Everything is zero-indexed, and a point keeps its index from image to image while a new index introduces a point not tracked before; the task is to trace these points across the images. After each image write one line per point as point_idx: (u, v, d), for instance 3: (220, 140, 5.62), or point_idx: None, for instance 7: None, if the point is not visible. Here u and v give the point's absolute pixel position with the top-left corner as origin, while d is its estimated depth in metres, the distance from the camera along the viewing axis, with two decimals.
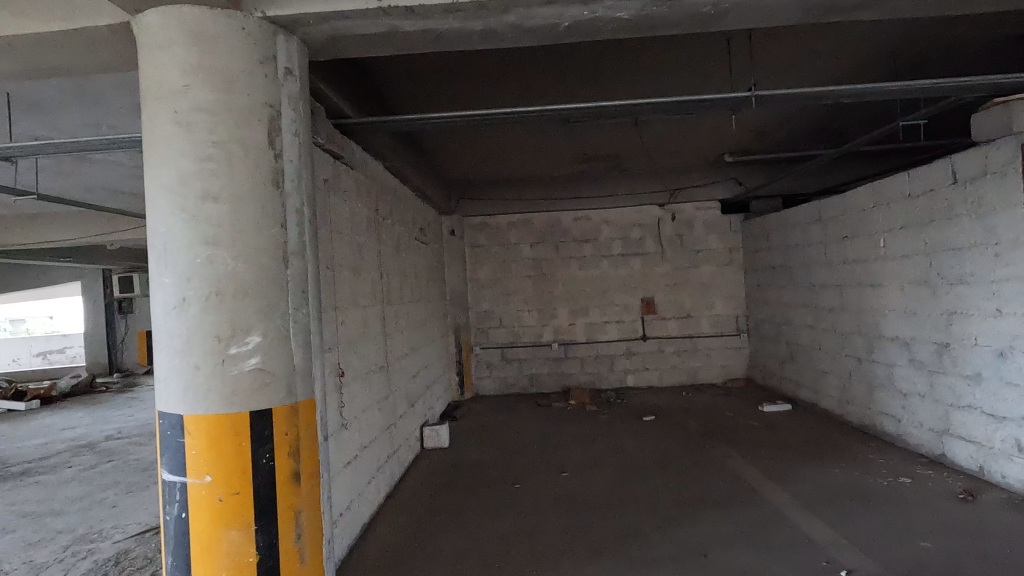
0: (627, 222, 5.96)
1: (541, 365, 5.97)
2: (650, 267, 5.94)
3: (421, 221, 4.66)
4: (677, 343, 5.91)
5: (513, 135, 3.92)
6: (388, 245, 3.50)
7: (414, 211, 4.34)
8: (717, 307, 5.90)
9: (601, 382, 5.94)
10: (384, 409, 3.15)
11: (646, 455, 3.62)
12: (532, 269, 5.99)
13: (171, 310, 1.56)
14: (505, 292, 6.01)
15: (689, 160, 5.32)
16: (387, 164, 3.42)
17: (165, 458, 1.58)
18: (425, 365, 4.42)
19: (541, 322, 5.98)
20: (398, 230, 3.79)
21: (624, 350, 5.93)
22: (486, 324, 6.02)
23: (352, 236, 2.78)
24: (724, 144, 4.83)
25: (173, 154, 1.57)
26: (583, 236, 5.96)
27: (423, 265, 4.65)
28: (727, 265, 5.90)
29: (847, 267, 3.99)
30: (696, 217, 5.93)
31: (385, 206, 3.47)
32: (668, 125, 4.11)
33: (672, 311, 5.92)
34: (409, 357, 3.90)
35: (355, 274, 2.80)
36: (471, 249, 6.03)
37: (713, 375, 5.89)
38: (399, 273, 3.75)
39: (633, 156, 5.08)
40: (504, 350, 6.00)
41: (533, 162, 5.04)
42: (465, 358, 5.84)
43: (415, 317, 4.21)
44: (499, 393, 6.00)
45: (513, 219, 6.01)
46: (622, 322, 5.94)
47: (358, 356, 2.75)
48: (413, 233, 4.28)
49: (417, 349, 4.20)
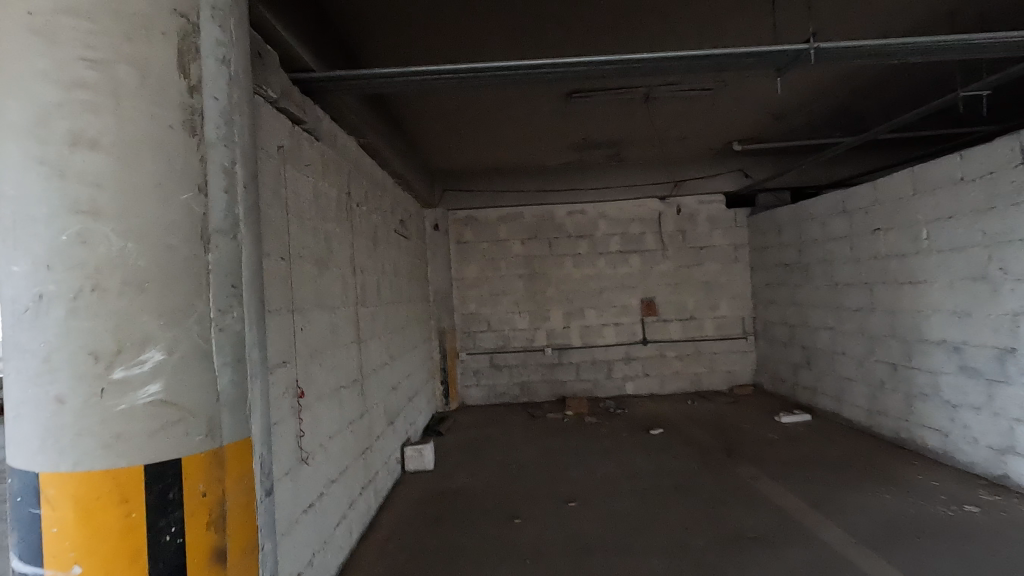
0: (625, 216, 5.51)
1: (532, 372, 5.49)
2: (650, 266, 5.50)
3: (402, 213, 4.15)
4: (679, 348, 5.48)
5: (507, 108, 3.44)
6: (363, 237, 2.98)
7: (393, 200, 3.83)
8: (722, 308, 5.48)
9: (598, 390, 5.48)
10: (357, 433, 2.63)
11: (662, 479, 3.15)
12: (523, 267, 5.50)
13: (24, 314, 1.03)
14: (494, 292, 5.51)
15: (695, 148, 4.89)
16: (362, 139, 2.91)
17: (19, 536, 1.05)
18: (406, 375, 3.91)
19: (533, 325, 5.49)
20: (374, 220, 3.26)
21: (623, 355, 5.48)
22: (472, 328, 5.51)
23: (317, 221, 2.27)
24: (737, 130, 4.41)
25: (27, 78, 1.04)
26: (579, 232, 5.50)
27: (404, 262, 4.13)
28: (732, 262, 5.49)
29: (878, 262, 3.59)
30: (699, 211, 5.51)
31: (358, 190, 2.95)
32: (680, 103, 3.67)
33: (674, 313, 5.49)
34: (388, 367, 3.37)
35: (321, 269, 2.28)
36: (456, 245, 5.53)
37: (718, 381, 5.48)
38: (375, 269, 3.23)
39: (636, 143, 4.64)
40: (493, 356, 5.50)
41: (526, 148, 4.57)
42: (450, 365, 5.34)
43: (395, 320, 3.69)
44: (487, 403, 5.50)
45: (501, 213, 5.52)
46: (621, 325, 5.49)
47: (325, 369, 2.23)
48: (392, 225, 3.76)
49: (397, 356, 3.68)
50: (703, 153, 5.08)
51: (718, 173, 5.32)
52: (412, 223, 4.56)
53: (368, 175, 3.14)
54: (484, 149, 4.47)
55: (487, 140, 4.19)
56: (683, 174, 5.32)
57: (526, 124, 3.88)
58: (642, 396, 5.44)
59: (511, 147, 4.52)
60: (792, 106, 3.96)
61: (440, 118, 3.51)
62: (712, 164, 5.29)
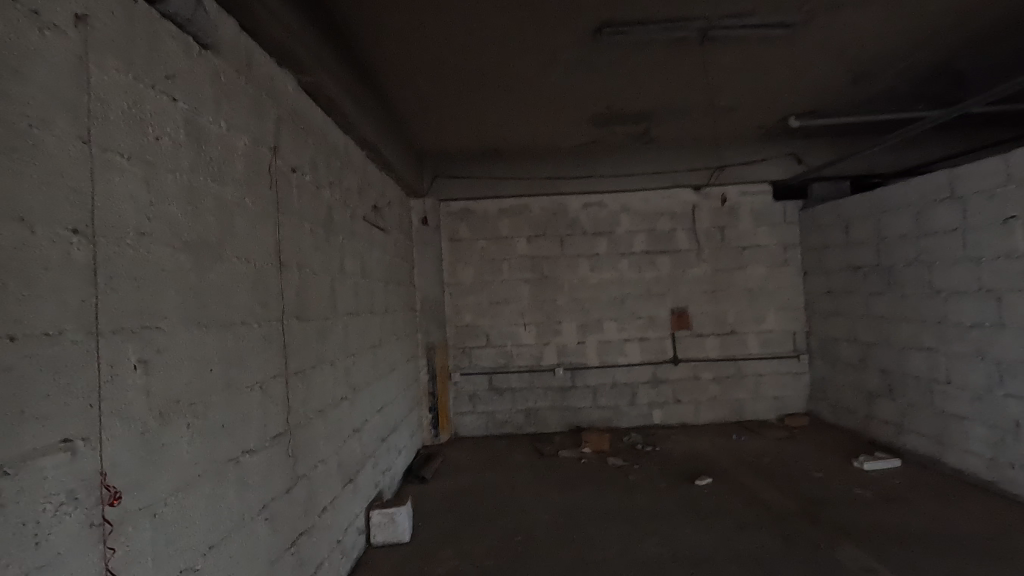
0: (651, 210, 4.60)
1: (540, 397, 4.55)
2: (682, 269, 4.57)
3: (376, 197, 3.23)
4: (717, 370, 4.54)
5: (514, 47, 2.56)
6: (305, 218, 2.06)
7: (361, 177, 2.90)
8: (769, 321, 4.55)
9: (619, 419, 4.54)
10: (281, 517, 1.70)
11: (730, 569, 2.22)
12: (528, 270, 4.57)
13: None
14: (494, 300, 4.58)
15: (742, 123, 3.99)
16: (304, 75, 2.00)
17: None
18: (377, 410, 2.98)
19: (541, 340, 4.56)
20: (327, 197, 2.33)
21: (649, 377, 4.54)
22: (468, 343, 4.57)
23: (197, 178, 1.35)
24: (801, 96, 3.50)
25: None
26: (596, 228, 4.58)
27: (378, 262, 3.21)
28: (780, 266, 4.56)
29: (1012, 262, 2.68)
30: (740, 204, 4.59)
31: (297, 150, 2.03)
32: (741, 48, 2.77)
33: (711, 327, 4.55)
34: (346, 405, 2.44)
35: (205, 259, 1.36)
36: (449, 243, 4.61)
37: (764, 410, 4.53)
38: (328, 265, 2.31)
39: (671, 115, 3.74)
40: (492, 377, 4.55)
41: (535, 121, 3.69)
42: (441, 389, 4.40)
43: (361, 337, 2.76)
44: (485, 435, 4.55)
45: (503, 204, 4.61)
46: (647, 340, 4.55)
47: (202, 431, 1.31)
48: (359, 210, 2.84)
49: (364, 386, 2.75)
50: (749, 131, 4.17)
51: (763, 158, 4.44)
52: (392, 213, 3.65)
53: (316, 132, 2.22)
54: (482, 120, 3.58)
55: (485, 105, 3.29)
56: (721, 159, 4.43)
57: (536, 80, 2.99)
58: (673, 427, 4.50)
59: (516, 120, 3.63)
60: (882, 58, 3.06)
61: (423, 61, 2.62)
62: (755, 147, 4.42)
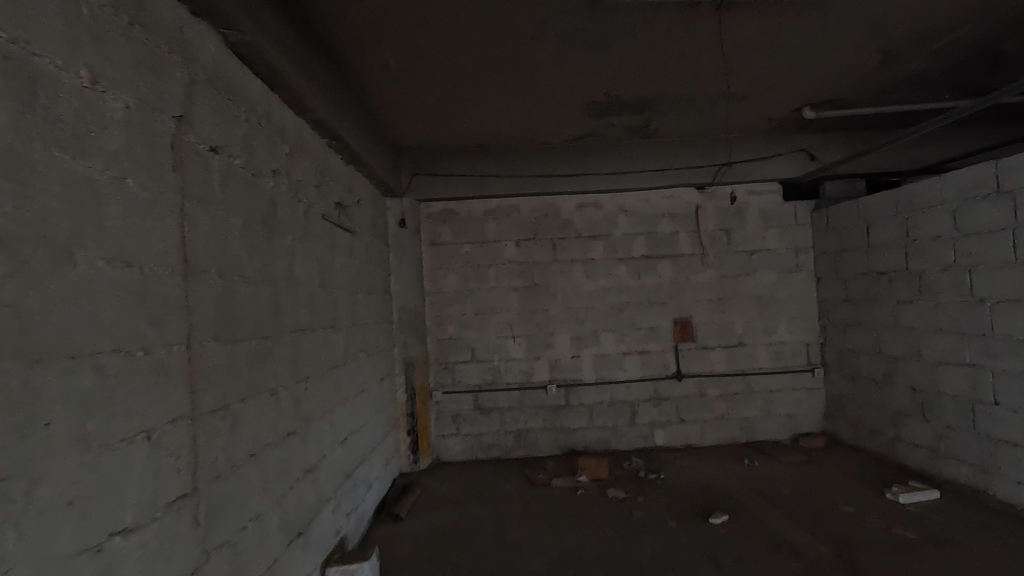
0: (651, 211, 4.21)
1: (530, 418, 4.12)
2: (685, 276, 4.18)
3: (340, 193, 2.81)
4: (725, 386, 4.14)
5: (498, 9, 2.17)
6: (232, 212, 1.63)
7: (320, 168, 2.48)
8: (780, 333, 4.17)
9: (617, 441, 4.12)
10: None
11: None
12: (517, 277, 4.16)
13: None
14: (480, 310, 4.15)
15: (751, 114, 3.62)
16: (233, 31, 1.59)
17: None
18: (340, 443, 2.55)
19: (532, 354, 4.14)
20: (269, 187, 1.91)
21: (650, 395, 4.14)
22: (451, 358, 4.14)
23: (30, 142, 0.93)
24: (819, 81, 3.14)
25: None
26: (591, 231, 4.18)
27: (343, 269, 2.78)
28: (792, 272, 4.18)
29: None
30: (747, 205, 4.22)
31: (223, 125, 1.61)
32: (761, 16, 2.39)
33: (717, 338, 4.16)
34: (295, 442, 2.00)
35: (37, 262, 0.93)
36: (430, 248, 4.19)
37: (776, 430, 4.14)
38: (269, 271, 1.87)
39: (674, 103, 3.37)
40: (478, 396, 4.12)
41: (523, 109, 3.30)
42: (420, 409, 3.96)
43: (319, 358, 2.32)
44: (471, 460, 4.11)
45: (490, 205, 4.20)
46: (647, 354, 4.15)
47: (22, 520, 0.87)
48: (317, 207, 2.42)
49: (322, 417, 2.32)
50: (758, 124, 3.81)
51: (773, 154, 4.07)
52: (362, 213, 3.22)
53: (251, 107, 1.80)
54: (463, 108, 3.18)
55: (466, 88, 2.90)
56: (728, 155, 4.05)
57: (523, 56, 2.60)
58: (677, 450, 4.09)
59: (502, 107, 3.24)
60: (915, 34, 2.70)
61: (391, 28, 2.23)
62: (764, 142, 4.05)
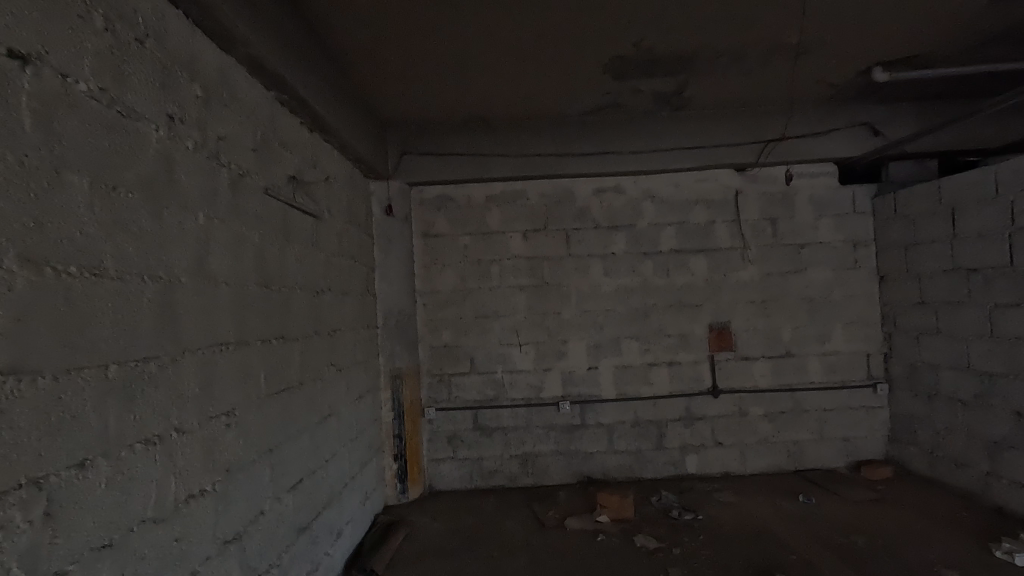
0: (682, 197, 3.58)
1: (539, 440, 3.51)
2: (722, 274, 3.54)
3: (300, 165, 2.21)
4: (769, 405, 3.50)
5: None
6: (72, 166, 1.04)
7: (263, 128, 1.88)
8: (835, 341, 3.52)
9: (641, 468, 3.50)
10: None
11: None
12: (525, 274, 3.54)
13: None
14: (481, 314, 3.54)
15: (808, 76, 2.99)
16: None
17: None
18: (291, 489, 1.95)
19: (541, 365, 3.52)
20: (161, 139, 1.31)
21: (680, 413, 3.51)
22: (446, 369, 3.54)
23: None
24: (904, 27, 2.50)
25: None
26: (612, 220, 3.57)
27: (303, 262, 2.18)
28: (850, 269, 3.53)
29: None
30: (796, 190, 3.57)
31: (55, 26, 1.01)
32: None
33: (760, 347, 3.52)
34: (205, 506, 1.41)
35: None
36: (423, 240, 3.58)
37: (831, 456, 3.49)
38: (157, 261, 1.28)
39: (718, 60, 2.74)
40: (478, 414, 3.51)
41: (531, 68, 2.70)
42: (410, 430, 3.37)
43: (256, 381, 1.72)
44: (469, 489, 3.51)
45: (492, 190, 3.59)
46: (677, 366, 3.52)
47: None
48: (258, 180, 1.82)
49: (260, 461, 1.72)
50: (813, 90, 3.17)
51: (829, 129, 3.42)
52: (333, 195, 2.62)
53: (122, 13, 1.20)
54: (457, 64, 2.58)
55: (457, 32, 2.28)
56: (775, 130, 3.41)
57: None
58: (713, 479, 3.46)
59: (506, 65, 2.63)
60: None
61: None
62: (819, 114, 3.41)
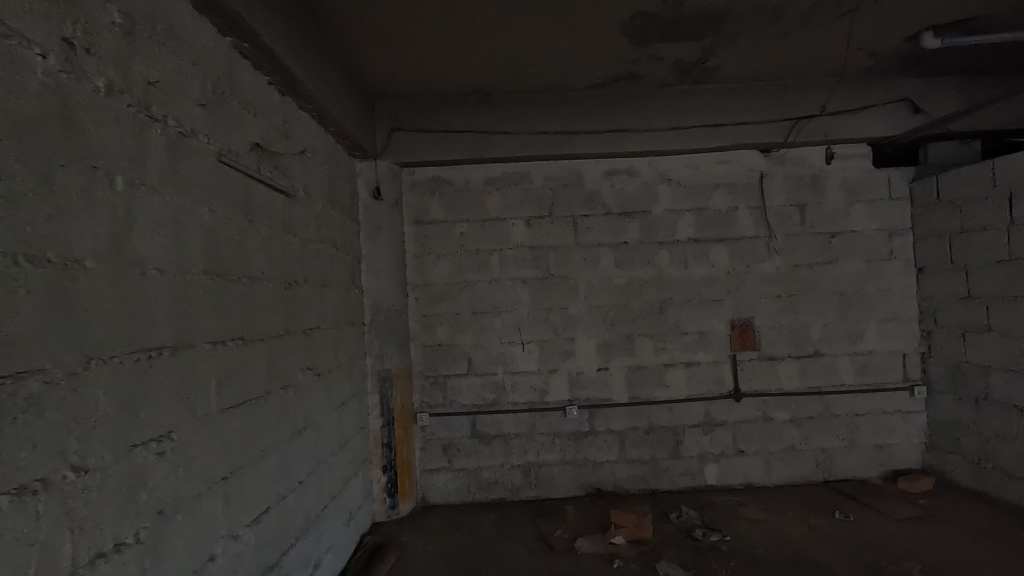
0: (701, 181, 3.24)
1: (544, 448, 3.18)
2: (745, 265, 3.22)
3: (266, 131, 1.85)
4: (796, 409, 3.19)
5: None
6: None
7: (215, 80, 1.52)
8: (869, 339, 3.20)
9: (656, 479, 3.18)
10: None
11: None
12: (529, 265, 3.20)
13: None
14: (480, 309, 3.20)
15: (849, 42, 2.65)
16: None
17: None
18: (254, 522, 1.61)
19: (546, 366, 3.19)
20: (51, 71, 0.95)
21: (698, 419, 3.19)
22: (441, 371, 3.19)
23: None
24: None
25: None
26: (624, 206, 3.23)
27: (271, 249, 1.83)
28: (884, 260, 3.21)
29: None
30: (827, 173, 3.25)
31: None
32: None
33: (786, 346, 3.20)
34: (128, 565, 1.07)
35: None
36: (415, 227, 3.23)
37: (862, 466, 3.19)
38: (42, 237, 0.92)
39: (753, 20, 2.40)
40: (476, 420, 3.18)
41: (540, 28, 2.35)
42: (400, 439, 3.03)
43: (203, 395, 1.37)
44: (466, 503, 3.17)
45: (492, 172, 3.24)
46: (696, 367, 3.20)
47: None
48: (208, 143, 1.46)
49: (209, 496, 1.37)
50: (852, 60, 2.84)
51: (867, 105, 3.09)
52: (310, 172, 2.27)
53: None
54: (456, 19, 2.22)
55: None
56: (807, 105, 3.08)
57: None
58: (735, 491, 3.14)
59: (511, 21, 2.27)
60: None
61: None
62: (855, 89, 3.07)
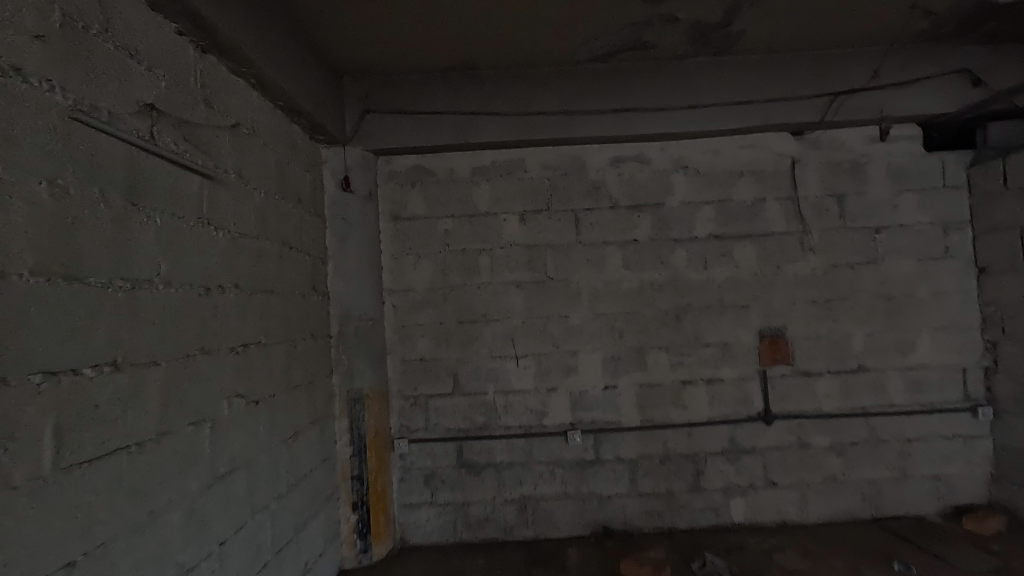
0: (722, 168, 2.80)
1: (542, 480, 2.74)
2: (776, 266, 2.76)
3: (173, 94, 1.43)
4: (837, 434, 2.73)
5: None
6: None
7: (70, 10, 1.10)
8: (922, 352, 2.74)
9: (673, 516, 2.72)
10: None
11: None
12: (524, 267, 2.77)
13: None
14: (467, 318, 2.76)
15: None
16: None
17: None
18: None
19: (544, 385, 2.75)
20: None
21: (722, 445, 2.73)
22: (423, 390, 2.76)
23: None
24: None
25: None
26: (633, 198, 2.79)
27: (177, 245, 1.41)
28: (939, 259, 2.75)
29: None
30: (869, 158, 2.80)
31: None
32: None
33: (825, 360, 2.74)
34: None
35: None
36: (392, 224, 2.81)
37: (916, 500, 2.71)
38: None
39: None
40: (463, 447, 2.74)
41: None
42: (374, 470, 2.60)
43: (25, 450, 0.95)
44: (452, 544, 2.73)
45: (481, 161, 2.82)
46: (719, 384, 2.74)
47: None
48: (54, 97, 1.05)
49: None
50: (903, 23, 2.40)
51: (917, 78, 2.64)
52: (248, 153, 1.85)
53: None
54: None
55: None
56: (846, 79, 2.63)
57: None
58: (766, 531, 2.68)
59: None
60: None
61: None
62: (904, 59, 2.63)
